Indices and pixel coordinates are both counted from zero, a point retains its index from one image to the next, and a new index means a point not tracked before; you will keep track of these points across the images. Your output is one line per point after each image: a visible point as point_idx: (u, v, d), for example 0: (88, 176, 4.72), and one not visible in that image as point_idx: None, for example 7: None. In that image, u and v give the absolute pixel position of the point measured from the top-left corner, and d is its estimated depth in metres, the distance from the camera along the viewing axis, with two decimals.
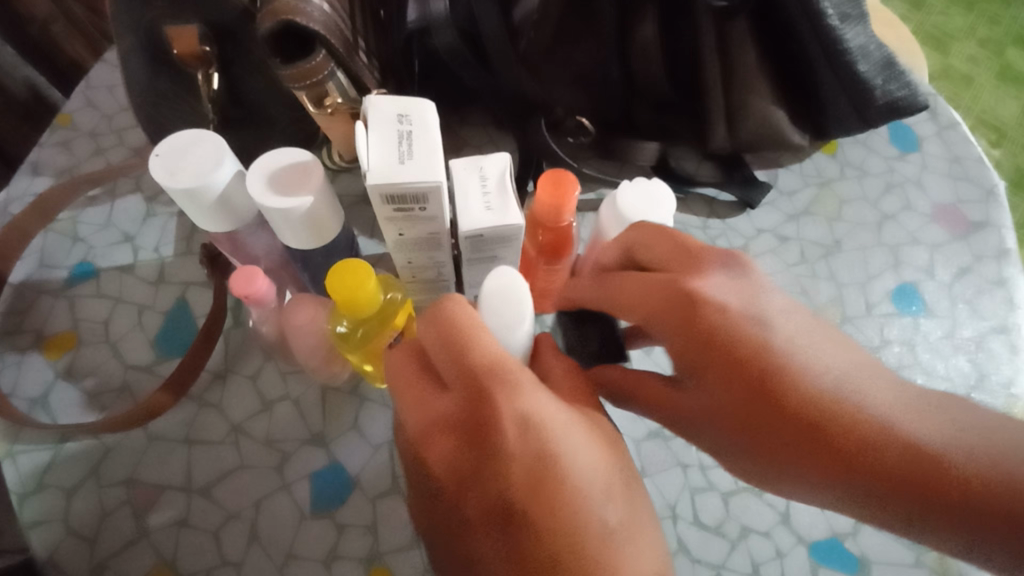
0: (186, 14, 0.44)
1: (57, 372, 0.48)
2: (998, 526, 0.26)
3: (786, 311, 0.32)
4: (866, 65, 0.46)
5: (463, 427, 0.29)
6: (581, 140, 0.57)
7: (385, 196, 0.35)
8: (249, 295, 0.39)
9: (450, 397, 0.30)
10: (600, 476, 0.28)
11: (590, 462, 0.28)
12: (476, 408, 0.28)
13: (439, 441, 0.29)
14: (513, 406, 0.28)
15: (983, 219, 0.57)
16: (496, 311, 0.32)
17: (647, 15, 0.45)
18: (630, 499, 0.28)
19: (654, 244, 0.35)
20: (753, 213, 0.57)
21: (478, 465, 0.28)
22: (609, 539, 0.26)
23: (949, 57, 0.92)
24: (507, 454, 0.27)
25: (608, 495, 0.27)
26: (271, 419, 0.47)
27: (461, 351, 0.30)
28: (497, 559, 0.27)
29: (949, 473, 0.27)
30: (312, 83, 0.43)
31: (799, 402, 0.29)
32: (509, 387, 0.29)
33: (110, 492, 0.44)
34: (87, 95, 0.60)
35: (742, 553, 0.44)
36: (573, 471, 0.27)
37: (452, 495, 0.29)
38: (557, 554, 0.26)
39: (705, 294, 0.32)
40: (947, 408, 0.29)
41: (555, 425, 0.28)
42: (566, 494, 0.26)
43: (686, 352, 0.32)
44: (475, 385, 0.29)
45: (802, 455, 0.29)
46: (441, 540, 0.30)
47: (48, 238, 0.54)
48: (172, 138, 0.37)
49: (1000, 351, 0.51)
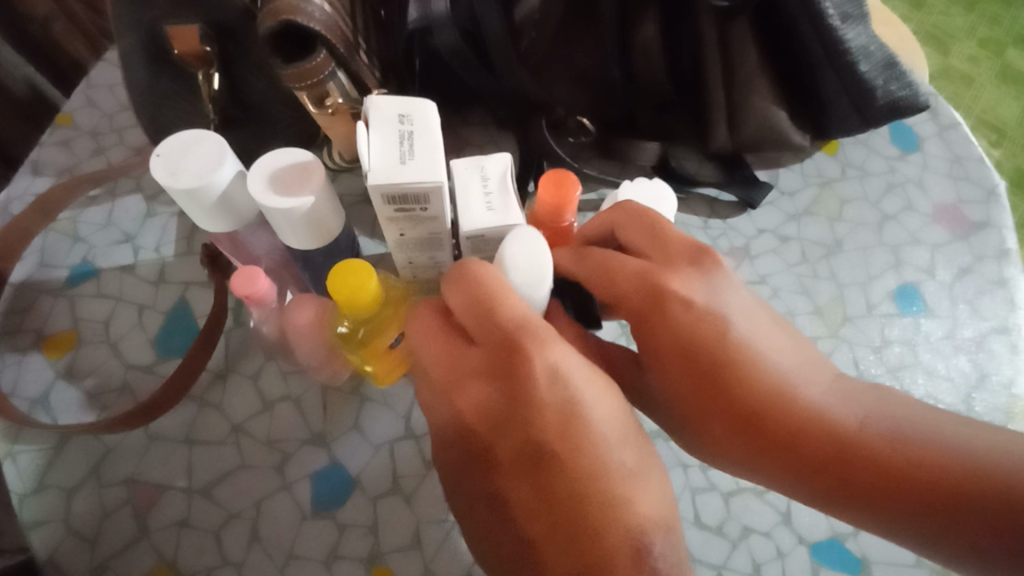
0: (187, 13, 0.44)
1: (57, 372, 0.48)
2: (908, 511, 0.28)
3: (745, 308, 0.34)
4: (868, 65, 0.46)
5: (496, 376, 0.32)
6: (581, 139, 0.56)
7: (386, 197, 0.34)
8: (250, 295, 0.39)
9: (480, 350, 0.33)
10: (617, 423, 0.31)
11: (609, 410, 0.31)
12: (509, 361, 0.31)
13: (473, 390, 0.32)
14: (543, 360, 0.31)
15: (983, 219, 0.57)
16: (534, 283, 0.34)
17: (648, 15, 0.45)
18: (645, 444, 0.31)
19: (630, 228, 0.37)
20: (754, 213, 0.57)
21: (510, 410, 0.31)
22: (627, 477, 0.29)
23: (950, 57, 0.92)
24: (537, 402, 0.30)
25: (624, 439, 0.30)
26: (271, 419, 0.47)
27: (494, 307, 0.32)
28: (525, 495, 0.30)
29: (866, 461, 0.29)
30: (311, 83, 0.43)
31: (742, 393, 0.32)
32: (540, 341, 0.32)
33: (111, 492, 0.44)
34: (87, 95, 0.60)
35: (743, 554, 0.44)
36: (596, 419, 0.30)
37: (484, 439, 0.32)
38: (580, 491, 0.29)
39: (672, 292, 0.34)
40: (879, 404, 0.31)
41: (578, 378, 0.31)
42: (590, 438, 0.30)
43: (652, 343, 0.35)
44: (507, 342, 0.32)
45: (743, 439, 0.32)
46: (471, 481, 0.33)
47: (48, 238, 0.54)
48: (173, 138, 0.37)
49: (1001, 351, 0.51)
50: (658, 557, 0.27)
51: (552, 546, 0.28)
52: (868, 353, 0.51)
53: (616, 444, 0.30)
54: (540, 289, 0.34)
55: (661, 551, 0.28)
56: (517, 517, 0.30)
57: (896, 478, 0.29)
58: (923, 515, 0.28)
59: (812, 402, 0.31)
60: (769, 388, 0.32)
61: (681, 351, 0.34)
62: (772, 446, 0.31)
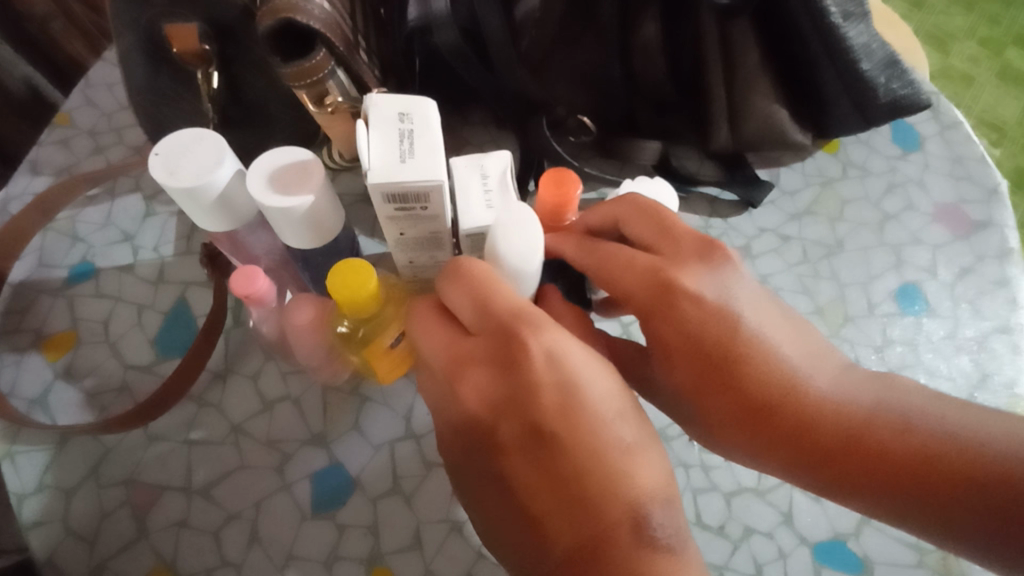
0: (186, 12, 0.43)
1: (56, 372, 0.48)
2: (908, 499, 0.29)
3: (753, 299, 0.34)
4: (869, 64, 0.46)
5: (495, 358, 0.31)
6: (583, 139, 0.56)
7: (386, 196, 0.34)
8: (250, 295, 0.38)
9: (478, 337, 0.32)
10: (616, 400, 0.30)
11: (607, 388, 0.30)
12: (507, 343, 0.31)
13: (471, 375, 0.32)
14: (540, 342, 0.31)
15: (985, 218, 0.57)
16: (525, 255, 0.34)
17: (649, 14, 0.45)
18: (646, 425, 0.30)
19: (638, 222, 0.37)
20: (755, 213, 0.57)
21: (510, 390, 0.30)
22: (627, 453, 0.29)
23: (950, 56, 0.92)
24: (535, 381, 0.30)
25: (622, 415, 0.30)
26: (271, 419, 0.47)
27: (489, 297, 0.33)
28: (528, 477, 0.29)
29: (871, 452, 0.30)
30: (311, 82, 0.43)
31: (749, 384, 0.32)
32: (535, 326, 0.32)
33: (110, 493, 0.44)
34: (86, 94, 0.60)
35: (744, 554, 0.44)
36: (594, 398, 0.30)
37: (483, 424, 0.31)
38: (583, 469, 0.28)
39: (681, 286, 0.33)
40: (885, 396, 0.31)
41: (576, 359, 0.31)
42: (590, 416, 0.29)
43: (657, 336, 0.34)
44: (504, 325, 0.32)
45: (747, 430, 0.32)
46: (468, 473, 0.32)
47: (47, 238, 0.53)
48: (171, 137, 0.37)
49: (1002, 351, 0.51)
50: (658, 527, 0.27)
51: (556, 523, 0.28)
52: (870, 352, 0.51)
53: (615, 420, 0.30)
54: (530, 263, 0.34)
55: (662, 522, 0.27)
56: (519, 500, 0.29)
57: (898, 471, 0.29)
58: (918, 507, 0.29)
59: (819, 393, 0.31)
60: (777, 379, 0.32)
61: (688, 345, 0.33)
62: (774, 436, 0.32)
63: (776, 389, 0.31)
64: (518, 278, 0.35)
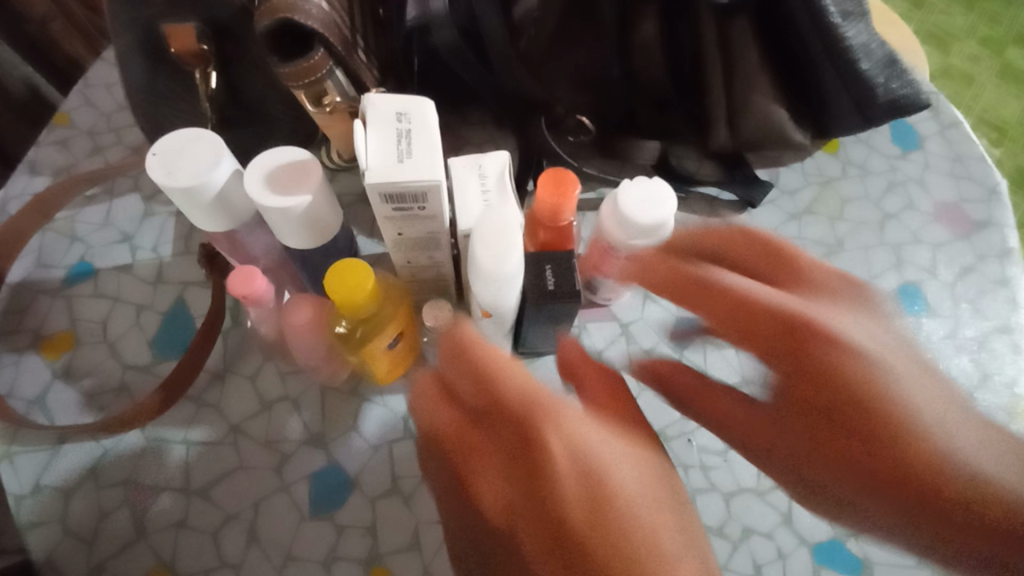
0: (184, 12, 0.43)
1: (55, 372, 0.48)
2: (921, 502, 0.29)
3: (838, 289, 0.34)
4: (869, 63, 0.45)
5: (512, 451, 0.36)
6: (581, 139, 0.56)
7: (384, 196, 0.34)
8: (248, 295, 0.38)
9: (501, 434, 0.37)
10: (643, 483, 0.33)
11: (639, 482, 0.33)
12: (527, 442, 0.35)
13: (493, 485, 0.36)
14: (559, 437, 0.35)
15: (985, 218, 0.56)
16: (499, 257, 0.33)
17: (648, 13, 0.45)
18: (669, 517, 0.32)
19: (703, 237, 0.41)
20: (754, 212, 0.58)
21: (531, 481, 0.34)
22: (661, 558, 0.30)
23: (950, 55, 0.91)
24: (560, 478, 0.33)
25: (655, 511, 0.32)
26: (270, 419, 0.47)
27: (500, 379, 0.37)
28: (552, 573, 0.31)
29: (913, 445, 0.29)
30: (310, 81, 0.43)
31: (807, 352, 0.33)
32: (553, 424, 0.35)
33: (108, 493, 0.44)
34: (86, 95, 0.60)
35: (743, 554, 0.44)
36: (619, 488, 0.32)
37: (505, 530, 0.34)
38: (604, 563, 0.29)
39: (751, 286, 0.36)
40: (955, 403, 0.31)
41: (602, 456, 0.34)
42: (615, 511, 0.31)
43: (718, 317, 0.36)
44: (524, 422, 0.36)
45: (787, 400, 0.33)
46: None
47: (46, 238, 0.53)
48: (169, 137, 0.37)
49: (1003, 351, 0.51)
50: None
51: None
52: None
53: (643, 510, 0.31)
54: (506, 262, 0.33)
55: None
56: None
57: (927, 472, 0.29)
58: (928, 513, 0.29)
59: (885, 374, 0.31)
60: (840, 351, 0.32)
61: (751, 321, 0.35)
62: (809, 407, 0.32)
63: (845, 378, 0.31)
64: (496, 277, 0.34)
